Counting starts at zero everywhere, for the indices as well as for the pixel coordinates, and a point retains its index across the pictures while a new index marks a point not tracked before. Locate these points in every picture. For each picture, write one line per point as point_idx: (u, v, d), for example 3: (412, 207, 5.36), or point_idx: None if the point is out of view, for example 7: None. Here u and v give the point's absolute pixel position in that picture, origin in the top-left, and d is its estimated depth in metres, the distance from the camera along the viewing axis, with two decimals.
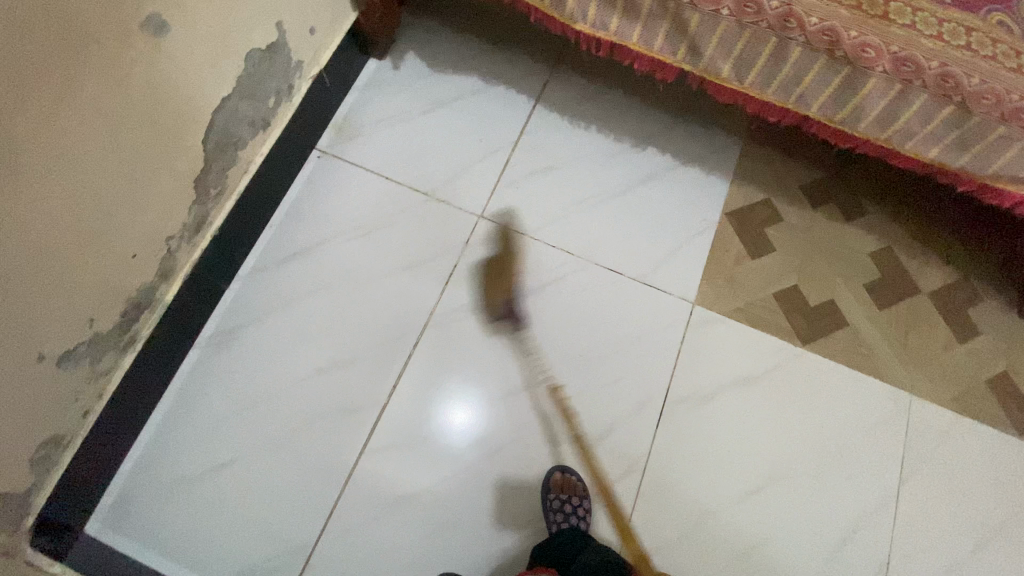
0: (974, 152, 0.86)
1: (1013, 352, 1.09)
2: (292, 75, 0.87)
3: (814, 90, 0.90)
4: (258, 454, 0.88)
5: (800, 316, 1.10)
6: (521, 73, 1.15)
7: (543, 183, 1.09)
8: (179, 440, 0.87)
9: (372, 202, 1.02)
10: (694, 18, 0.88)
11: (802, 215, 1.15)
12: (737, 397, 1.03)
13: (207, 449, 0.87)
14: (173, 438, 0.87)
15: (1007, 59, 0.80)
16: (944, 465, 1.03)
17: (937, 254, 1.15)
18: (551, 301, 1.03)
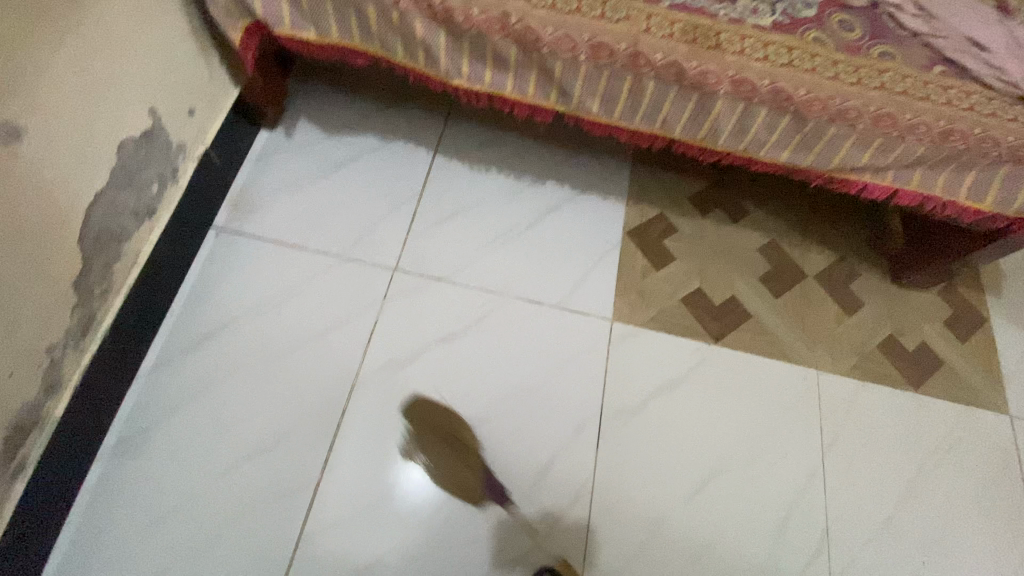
0: (816, 152, 0.89)
1: (895, 316, 1.20)
2: (174, 156, 0.94)
3: (674, 118, 0.88)
4: (187, 561, 0.86)
5: (709, 315, 1.14)
6: (416, 125, 1.25)
7: (452, 228, 1.16)
8: (88, 566, 0.84)
9: (276, 268, 1.06)
10: (557, 65, 0.84)
11: (692, 222, 1.24)
12: (661, 414, 1.04)
13: (121, 569, 0.84)
14: (81, 565, 0.84)
15: (824, 70, 0.84)
16: (862, 440, 1.07)
17: (818, 241, 1.26)
18: (461, 349, 1.04)
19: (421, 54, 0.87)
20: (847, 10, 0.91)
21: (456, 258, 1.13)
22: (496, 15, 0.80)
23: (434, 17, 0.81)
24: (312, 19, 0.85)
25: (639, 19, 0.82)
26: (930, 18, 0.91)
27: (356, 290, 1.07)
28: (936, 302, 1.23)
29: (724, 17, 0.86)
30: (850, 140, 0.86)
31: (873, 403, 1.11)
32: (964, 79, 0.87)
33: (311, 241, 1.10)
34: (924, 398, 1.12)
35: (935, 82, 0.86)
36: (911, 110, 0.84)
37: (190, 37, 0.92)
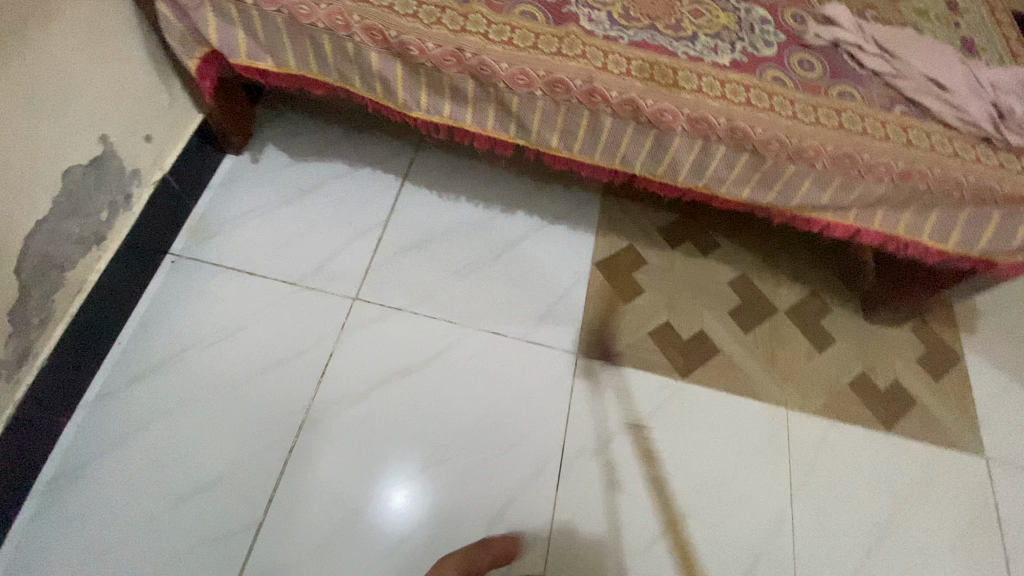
0: (777, 190, 0.88)
1: (867, 353, 1.18)
2: (128, 182, 0.93)
3: (633, 153, 0.87)
4: None
5: (677, 350, 1.12)
6: (385, 153, 1.25)
7: (417, 257, 1.14)
8: None
9: (232, 296, 1.04)
10: (514, 99, 0.83)
11: (662, 254, 1.23)
12: (625, 452, 1.00)
13: None
14: None
15: (782, 109, 0.83)
16: (832, 482, 1.04)
17: (788, 275, 1.25)
18: (419, 383, 1.01)
19: (378, 86, 0.86)
20: (808, 50, 0.91)
21: (420, 288, 1.11)
22: (451, 49, 0.79)
23: (389, 49, 0.81)
24: (268, 49, 0.84)
25: (595, 56, 0.82)
26: (889, 59, 0.91)
27: (315, 320, 1.04)
28: (908, 340, 1.21)
29: (683, 55, 0.86)
30: (810, 179, 0.85)
31: (844, 443, 1.08)
32: (924, 120, 0.87)
33: (272, 269, 1.08)
34: (895, 438, 1.10)
35: (894, 123, 0.86)
36: (870, 151, 0.83)
37: (148, 64, 0.91)
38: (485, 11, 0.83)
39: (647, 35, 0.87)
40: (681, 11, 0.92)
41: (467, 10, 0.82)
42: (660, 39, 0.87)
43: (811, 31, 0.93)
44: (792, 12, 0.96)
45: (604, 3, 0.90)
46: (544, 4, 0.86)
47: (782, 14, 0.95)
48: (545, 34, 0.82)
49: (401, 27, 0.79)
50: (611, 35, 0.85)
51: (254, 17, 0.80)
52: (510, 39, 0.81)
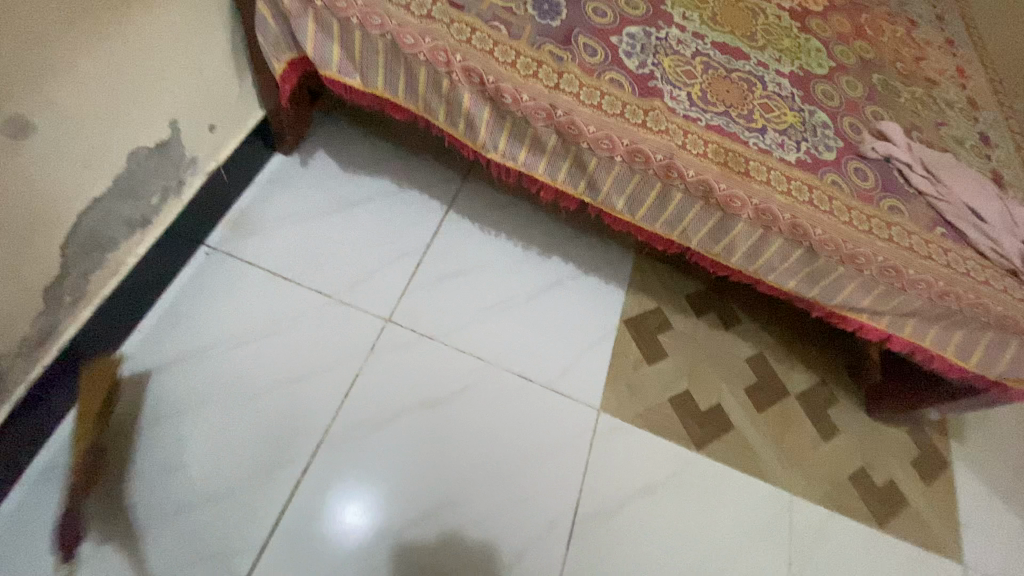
0: (822, 286, 0.92)
1: (867, 449, 1.22)
2: (184, 170, 0.90)
3: (694, 229, 0.90)
4: None
5: (693, 420, 1.13)
6: (433, 178, 1.25)
7: (453, 287, 1.13)
8: None
9: (264, 300, 1.01)
10: (592, 160, 0.85)
11: (687, 322, 1.25)
12: (634, 518, 1.00)
13: None
14: None
15: (839, 213, 0.88)
16: (827, 574, 1.05)
17: (801, 360, 1.29)
18: (442, 419, 0.99)
19: (461, 123, 0.87)
20: (863, 159, 0.97)
21: (453, 319, 1.10)
22: (544, 104, 0.82)
23: (483, 92, 0.82)
24: (360, 68, 0.85)
25: (676, 133, 0.85)
26: (935, 181, 0.97)
27: (345, 337, 1.02)
28: (906, 443, 1.25)
29: (753, 146, 0.90)
30: (856, 282, 0.89)
31: (842, 536, 1.10)
32: (963, 244, 0.93)
33: (306, 278, 1.06)
34: (889, 538, 1.12)
35: (937, 243, 0.91)
36: (914, 266, 0.88)
37: (230, 58, 0.90)
38: (578, 72, 0.86)
39: (722, 121, 0.91)
40: (753, 103, 0.97)
41: (561, 69, 0.85)
42: (734, 127, 0.91)
43: (867, 142, 0.99)
44: (850, 122, 1.02)
45: (685, 83, 0.94)
46: (632, 75, 0.90)
47: (841, 122, 1.02)
48: (631, 105, 0.86)
49: (499, 75, 0.81)
50: (690, 115, 0.89)
51: (355, 36, 0.81)
52: (599, 104, 0.84)
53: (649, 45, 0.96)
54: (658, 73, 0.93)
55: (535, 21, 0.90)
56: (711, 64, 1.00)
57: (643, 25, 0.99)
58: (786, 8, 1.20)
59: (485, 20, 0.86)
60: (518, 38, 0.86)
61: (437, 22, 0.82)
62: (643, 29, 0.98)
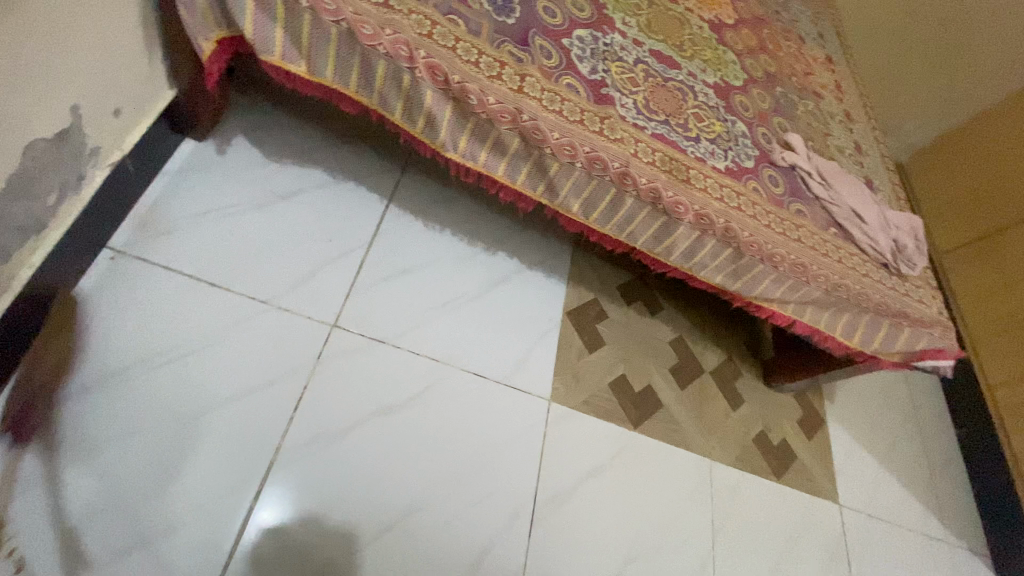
0: (744, 281, 1.03)
1: (766, 414, 1.42)
2: (85, 162, 0.76)
3: (641, 230, 0.97)
4: None
5: (631, 403, 1.23)
6: (371, 169, 1.18)
7: (400, 287, 1.10)
8: None
9: (191, 311, 0.91)
10: (553, 165, 0.87)
11: (620, 311, 1.34)
12: (586, 498, 1.07)
13: None
14: None
15: (761, 218, 1.00)
16: (742, 524, 1.22)
17: (713, 340, 1.46)
18: (399, 424, 0.98)
19: (421, 122, 0.83)
20: (774, 167, 1.11)
21: (404, 320, 1.07)
22: (510, 108, 0.82)
23: (446, 92, 0.80)
24: (307, 55, 0.77)
25: (629, 142, 0.91)
26: (828, 188, 1.14)
27: (289, 345, 0.95)
28: (793, 405, 1.48)
29: (691, 154, 0.98)
30: (771, 277, 1.02)
31: (750, 491, 1.28)
32: (849, 243, 1.10)
33: (238, 282, 0.96)
34: (784, 487, 1.33)
35: (832, 242, 1.07)
36: (818, 263, 1.03)
37: (137, 30, 0.78)
38: (538, 76, 0.86)
39: (664, 129, 0.98)
40: (687, 112, 1.05)
41: (523, 72, 0.85)
42: (674, 136, 0.99)
43: (776, 151, 1.13)
44: (762, 132, 1.15)
45: (631, 91, 0.99)
46: (586, 80, 0.93)
47: (756, 132, 1.14)
48: (588, 112, 0.89)
49: (464, 75, 0.79)
50: (639, 123, 0.95)
51: (304, 20, 0.73)
52: (560, 109, 0.86)
53: (598, 50, 0.99)
54: (608, 80, 0.96)
55: (492, 18, 0.88)
56: (650, 71, 1.06)
57: (590, 29, 1.02)
58: (706, 20, 1.30)
59: (443, 14, 0.83)
60: (478, 36, 0.84)
61: (396, 13, 0.78)
62: (590, 33, 1.01)
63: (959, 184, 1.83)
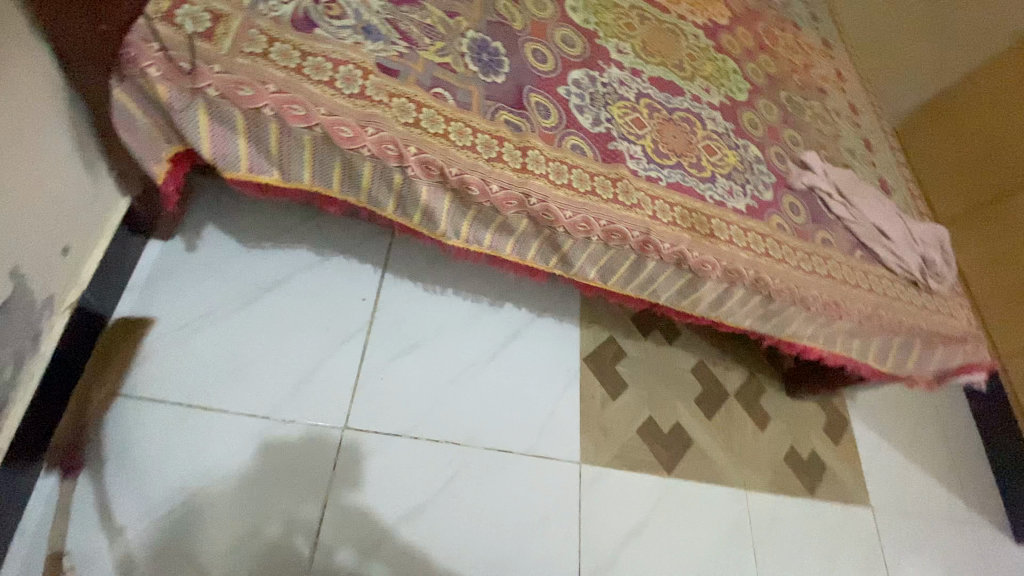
0: (774, 322, 0.97)
1: (793, 429, 1.39)
2: (39, 318, 0.66)
3: (664, 288, 0.89)
4: None
5: (661, 446, 1.18)
6: (360, 237, 1.08)
7: (410, 367, 1.02)
8: None
9: (193, 441, 0.82)
10: (567, 242, 0.79)
11: (638, 346, 1.28)
12: (628, 562, 1.03)
13: None
14: None
15: (788, 259, 0.93)
16: (786, 555, 1.19)
17: (733, 358, 1.41)
18: (427, 527, 0.91)
19: (417, 216, 0.74)
20: (792, 192, 1.04)
21: (419, 405, 0.99)
22: (516, 192, 0.73)
23: (444, 184, 0.70)
24: (279, 161, 0.67)
25: (647, 203, 0.82)
26: (849, 205, 1.07)
27: (296, 460, 0.87)
28: (817, 411, 1.46)
29: (710, 199, 0.90)
30: (803, 316, 0.96)
31: (787, 515, 1.25)
32: (876, 264, 1.04)
33: (230, 399, 0.87)
34: (820, 503, 1.30)
35: (859, 267, 1.01)
36: (849, 297, 0.97)
37: (75, 153, 0.66)
38: (541, 145, 0.77)
39: (679, 175, 0.90)
40: (698, 146, 0.96)
41: (524, 144, 0.76)
42: (690, 180, 0.90)
43: (793, 174, 1.05)
44: (776, 152, 1.08)
45: (637, 135, 0.90)
46: (591, 137, 0.84)
47: (770, 154, 1.06)
48: (599, 176, 0.80)
49: (462, 164, 0.70)
50: (651, 175, 0.86)
51: (271, 128, 0.63)
52: (570, 181, 0.77)
53: (597, 93, 0.90)
54: (613, 130, 0.87)
55: (480, 82, 0.79)
56: (654, 105, 0.96)
57: (585, 68, 0.92)
58: (700, 25, 1.20)
59: (428, 91, 0.73)
60: (469, 109, 0.75)
61: (377, 103, 0.68)
62: (586, 74, 0.91)
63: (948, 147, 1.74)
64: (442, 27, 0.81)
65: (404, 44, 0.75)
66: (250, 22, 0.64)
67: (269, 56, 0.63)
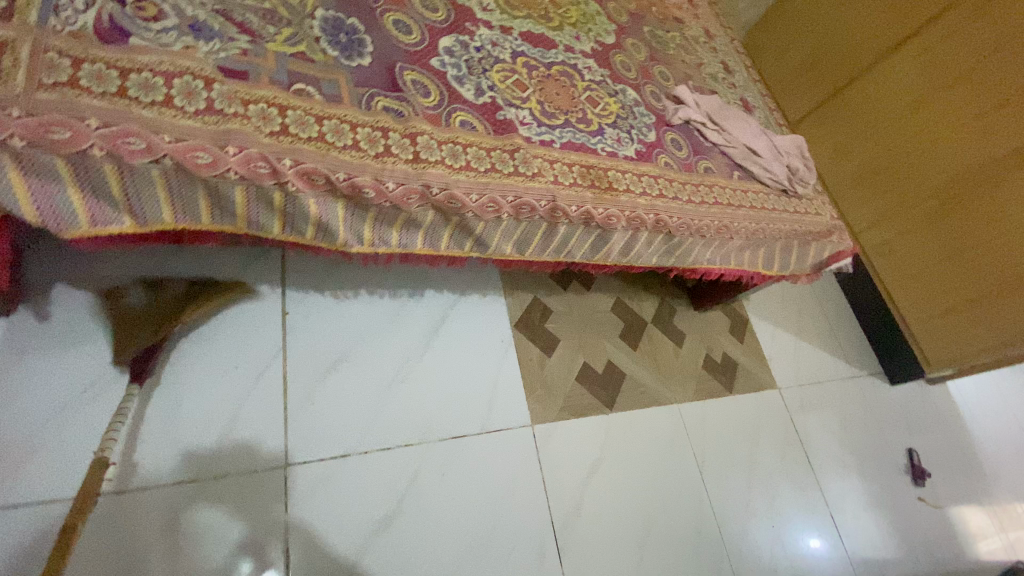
0: (677, 255, 1.04)
1: (707, 339, 1.53)
2: None
3: (577, 247, 0.90)
4: None
5: (600, 387, 1.25)
6: (247, 260, 0.99)
7: (341, 381, 0.97)
8: None
9: (117, 527, 0.74)
10: (478, 224, 0.77)
11: (561, 300, 1.32)
12: (593, 501, 1.10)
13: None
14: None
15: (681, 196, 0.98)
16: (722, 450, 1.33)
17: (645, 289, 1.50)
18: (401, 535, 0.90)
19: (310, 231, 0.67)
20: (672, 128, 1.09)
21: (361, 420, 0.95)
22: (415, 185, 0.68)
23: (333, 192, 0.64)
24: (126, 203, 0.57)
25: (547, 169, 0.81)
26: (722, 131, 1.15)
27: (245, 510, 0.82)
28: (721, 317, 1.62)
29: (602, 151, 0.92)
30: (700, 244, 1.03)
31: (717, 415, 1.39)
32: (752, 181, 1.14)
33: (148, 472, 0.78)
34: (740, 396, 1.47)
35: (740, 188, 1.10)
36: (737, 218, 1.05)
37: None
38: (429, 128, 0.73)
39: (571, 133, 0.90)
40: (581, 99, 0.97)
41: (410, 131, 0.70)
42: (581, 137, 0.91)
43: (670, 110, 1.10)
44: (651, 91, 1.11)
45: (522, 98, 0.88)
46: (477, 109, 0.80)
47: (646, 94, 1.09)
48: (493, 150, 0.77)
49: (348, 167, 0.64)
50: (545, 139, 0.85)
51: (107, 171, 0.53)
52: (467, 162, 0.73)
53: (472, 60, 0.86)
54: (498, 97, 0.84)
55: (345, 68, 0.72)
56: (531, 63, 0.94)
57: (454, 34, 0.87)
58: None
59: (288, 90, 0.65)
60: (340, 102, 0.68)
61: (231, 116, 0.59)
62: (456, 40, 0.86)
63: (787, 58, 1.93)
64: (285, 11, 0.72)
65: (246, 39, 0.67)
66: (43, 45, 0.52)
67: (80, 82, 0.52)
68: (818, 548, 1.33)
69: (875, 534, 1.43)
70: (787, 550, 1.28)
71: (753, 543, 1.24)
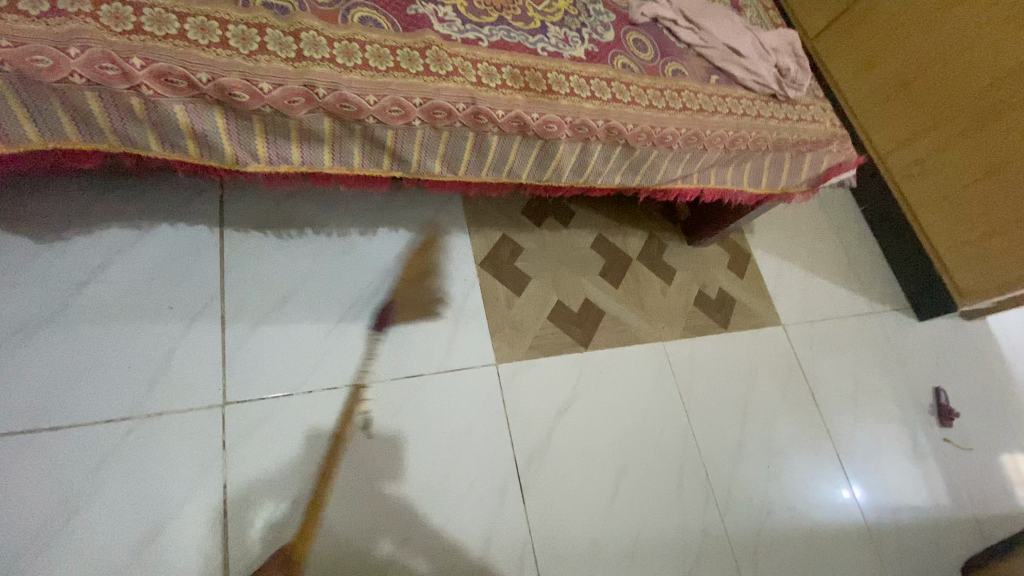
0: (643, 172, 0.93)
1: (700, 274, 1.42)
2: None
3: (519, 163, 0.82)
4: None
5: (575, 325, 1.18)
6: (184, 201, 0.95)
7: (286, 319, 0.94)
8: None
9: (52, 465, 0.74)
10: (388, 134, 0.69)
11: (533, 236, 1.23)
12: (563, 440, 1.05)
13: None
14: None
15: (640, 100, 0.87)
16: (712, 388, 1.25)
17: (631, 224, 1.39)
18: (354, 470, 0.88)
19: (191, 147, 0.62)
20: (636, 27, 0.96)
21: (307, 360, 0.92)
22: (298, 87, 0.61)
23: (201, 97, 0.58)
24: None
25: (467, 69, 0.72)
26: (699, 29, 1.01)
27: (184, 447, 0.80)
28: (719, 251, 1.49)
29: (543, 52, 0.81)
30: (669, 157, 0.92)
31: (708, 352, 1.30)
32: (733, 85, 1.00)
33: (83, 412, 0.78)
34: (735, 333, 1.36)
35: (717, 92, 0.97)
36: (711, 125, 0.93)
37: None
38: (319, 25, 0.65)
39: (503, 32, 0.79)
40: None
41: (295, 28, 0.63)
42: (517, 36, 0.80)
43: (634, 7, 0.97)
44: None
45: None
46: (384, 5, 0.71)
47: None
48: (400, 48, 0.69)
49: (214, 67, 0.57)
50: (468, 38, 0.75)
51: None
52: (364, 61, 0.65)
53: None
54: None
55: None
56: None
57: None
58: None
59: None
60: None
61: (74, 16, 0.53)
62: None
63: None
64: None
65: None
66: None
67: None
68: (822, 487, 1.24)
69: (890, 475, 1.32)
70: (784, 492, 1.20)
71: (747, 485, 1.17)
